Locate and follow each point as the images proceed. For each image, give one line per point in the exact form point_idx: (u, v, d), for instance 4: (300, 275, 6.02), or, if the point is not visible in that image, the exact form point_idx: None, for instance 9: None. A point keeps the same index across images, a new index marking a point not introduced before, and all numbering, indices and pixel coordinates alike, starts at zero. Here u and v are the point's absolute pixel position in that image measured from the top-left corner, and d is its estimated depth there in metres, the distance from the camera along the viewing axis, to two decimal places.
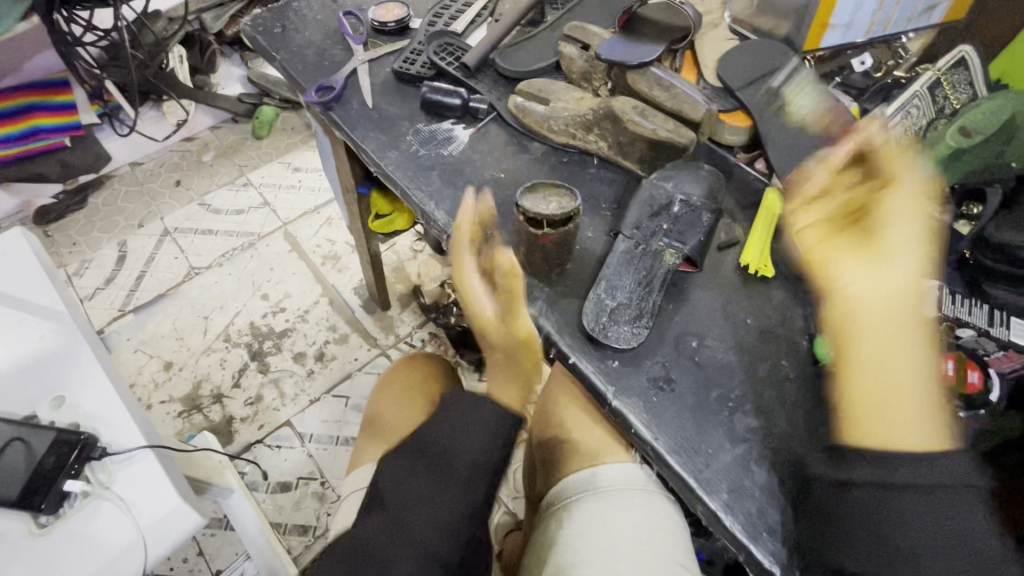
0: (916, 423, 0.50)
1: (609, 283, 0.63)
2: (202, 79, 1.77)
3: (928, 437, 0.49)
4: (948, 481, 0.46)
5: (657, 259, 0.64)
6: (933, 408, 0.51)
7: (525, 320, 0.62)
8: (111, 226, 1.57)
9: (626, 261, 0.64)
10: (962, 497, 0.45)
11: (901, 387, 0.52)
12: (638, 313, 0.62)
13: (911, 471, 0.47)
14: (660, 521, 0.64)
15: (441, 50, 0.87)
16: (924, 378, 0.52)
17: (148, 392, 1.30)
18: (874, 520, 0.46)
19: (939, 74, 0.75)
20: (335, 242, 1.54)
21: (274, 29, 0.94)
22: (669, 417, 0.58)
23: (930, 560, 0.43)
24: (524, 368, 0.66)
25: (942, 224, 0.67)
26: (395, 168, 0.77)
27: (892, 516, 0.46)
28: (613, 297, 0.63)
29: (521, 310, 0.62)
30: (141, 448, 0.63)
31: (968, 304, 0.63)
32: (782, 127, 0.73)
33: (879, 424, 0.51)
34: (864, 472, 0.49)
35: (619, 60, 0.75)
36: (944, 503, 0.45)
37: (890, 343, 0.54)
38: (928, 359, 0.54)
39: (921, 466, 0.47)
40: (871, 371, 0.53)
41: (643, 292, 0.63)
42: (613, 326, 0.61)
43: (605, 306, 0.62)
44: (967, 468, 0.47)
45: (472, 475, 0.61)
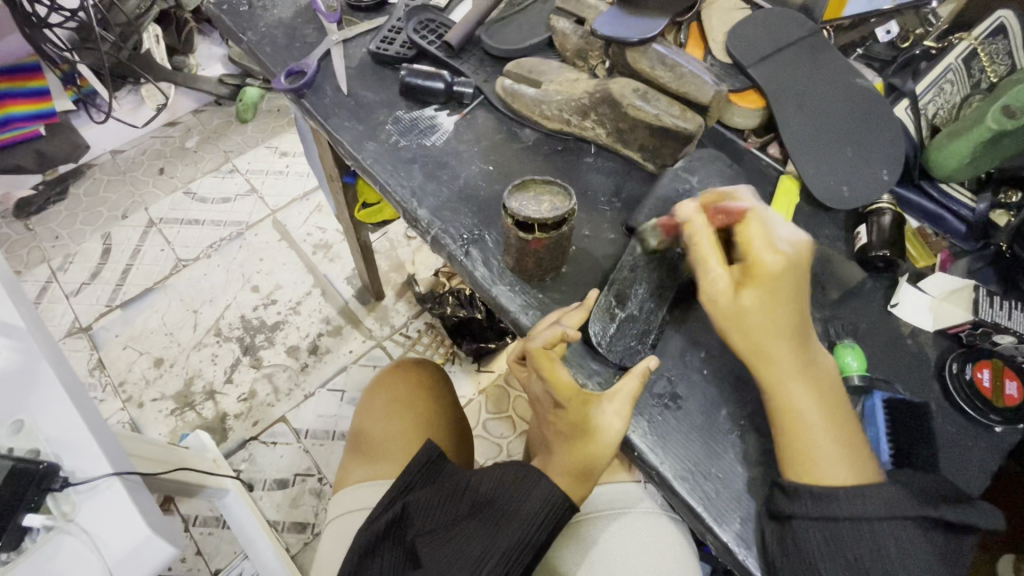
0: (824, 460, 0.47)
1: (620, 289, 0.57)
2: (181, 60, 1.66)
3: (840, 474, 0.47)
4: (875, 514, 0.45)
5: (673, 266, 0.57)
6: (841, 443, 0.48)
7: (567, 383, 0.51)
8: (94, 217, 1.50)
9: (633, 269, 0.58)
10: (885, 533, 0.44)
11: (798, 431, 0.48)
12: (644, 326, 0.57)
13: (840, 505, 0.45)
14: (665, 548, 0.60)
15: (422, 27, 0.79)
16: (825, 431, 0.48)
17: (139, 390, 1.25)
18: (806, 557, 0.45)
19: (975, 44, 0.68)
20: (326, 230, 1.48)
21: (239, 7, 0.86)
22: (676, 438, 0.53)
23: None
24: (592, 442, 0.51)
25: (976, 214, 0.62)
26: (374, 161, 0.71)
27: (820, 551, 0.45)
28: (621, 308, 0.57)
29: (548, 369, 0.51)
30: (107, 475, 0.53)
31: (1007, 306, 0.56)
32: (801, 108, 0.66)
33: (789, 460, 0.48)
34: (796, 506, 0.47)
35: (619, 36, 0.67)
36: (870, 538, 0.45)
37: (779, 384, 0.49)
38: (832, 423, 0.48)
39: (838, 504, 0.45)
40: (772, 409, 0.50)
41: (654, 304, 0.57)
42: (619, 339, 0.56)
43: (614, 316, 0.56)
44: (897, 500, 0.45)
45: (519, 486, 0.53)
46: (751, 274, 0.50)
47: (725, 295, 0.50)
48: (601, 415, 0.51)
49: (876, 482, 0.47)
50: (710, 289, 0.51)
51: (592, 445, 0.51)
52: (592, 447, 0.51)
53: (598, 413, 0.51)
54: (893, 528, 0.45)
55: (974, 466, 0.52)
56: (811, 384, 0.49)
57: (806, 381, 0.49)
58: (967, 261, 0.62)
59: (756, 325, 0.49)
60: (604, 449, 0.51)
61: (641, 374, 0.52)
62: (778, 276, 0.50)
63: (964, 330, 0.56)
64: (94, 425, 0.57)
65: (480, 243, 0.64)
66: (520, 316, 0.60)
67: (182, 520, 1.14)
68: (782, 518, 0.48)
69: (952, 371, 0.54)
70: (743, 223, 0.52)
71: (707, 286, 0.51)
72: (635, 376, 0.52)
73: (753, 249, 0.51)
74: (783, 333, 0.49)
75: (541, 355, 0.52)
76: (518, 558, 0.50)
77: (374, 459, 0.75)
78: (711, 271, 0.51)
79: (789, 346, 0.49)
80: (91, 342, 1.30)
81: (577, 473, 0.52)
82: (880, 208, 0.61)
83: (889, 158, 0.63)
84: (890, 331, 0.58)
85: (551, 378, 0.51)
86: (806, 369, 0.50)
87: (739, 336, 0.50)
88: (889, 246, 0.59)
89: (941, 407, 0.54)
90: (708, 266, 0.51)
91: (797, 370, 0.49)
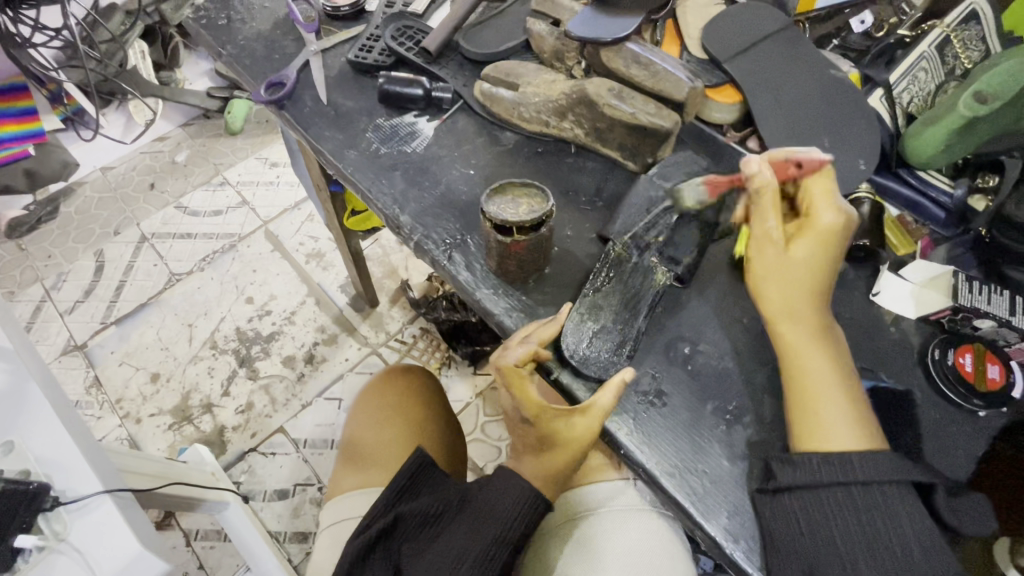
0: (834, 427, 0.48)
1: (592, 302, 0.57)
2: (167, 74, 1.66)
3: (847, 442, 0.47)
4: (881, 480, 0.46)
5: (647, 276, 0.58)
6: (853, 413, 0.49)
7: (537, 400, 0.53)
8: (86, 235, 1.50)
9: (612, 270, 0.58)
10: (889, 500, 0.45)
11: (813, 396, 0.49)
12: (620, 337, 0.56)
13: (851, 470, 0.46)
14: (650, 548, 0.60)
15: (399, 34, 0.79)
16: (835, 394, 0.49)
17: (136, 406, 1.25)
18: (812, 527, 0.46)
19: (947, 31, 0.69)
20: (318, 238, 1.48)
21: (218, 21, 0.86)
22: (662, 435, 0.54)
23: (860, 561, 0.44)
24: (560, 450, 0.54)
25: (954, 200, 0.63)
26: (356, 169, 0.71)
27: (828, 519, 0.46)
28: (595, 320, 0.56)
29: (517, 389, 0.53)
30: (98, 493, 0.53)
31: (987, 291, 0.56)
32: (777, 102, 0.66)
33: (801, 426, 0.49)
34: (801, 475, 0.47)
35: (593, 37, 0.67)
36: (877, 504, 0.45)
37: (801, 344, 0.51)
38: (846, 391, 0.49)
39: (848, 474, 0.46)
40: (786, 373, 0.51)
41: (628, 313, 0.57)
42: (594, 351, 0.55)
43: (588, 325, 0.56)
44: (899, 466, 0.47)
45: (494, 489, 0.54)
46: (808, 228, 0.52)
47: (779, 248, 0.52)
48: (571, 428, 0.52)
49: (881, 449, 0.48)
50: (763, 242, 0.53)
51: (561, 454, 0.54)
52: (559, 457, 0.54)
53: (567, 425, 0.53)
54: (897, 495, 0.46)
55: (960, 452, 0.52)
56: (827, 349, 0.51)
57: (826, 346, 0.51)
58: (948, 247, 0.62)
59: (794, 280, 0.52)
60: (574, 455, 0.54)
61: (618, 387, 0.52)
62: (830, 235, 0.52)
63: (945, 316, 0.56)
64: (83, 443, 0.57)
65: (463, 247, 0.65)
66: (504, 319, 0.60)
67: (184, 535, 1.14)
68: (781, 491, 0.48)
69: (935, 358, 0.54)
70: (816, 177, 0.53)
71: (761, 238, 0.53)
72: (611, 390, 0.52)
73: (812, 207, 0.53)
74: (807, 295, 0.52)
75: (513, 373, 0.53)
76: (494, 558, 0.51)
77: (365, 467, 0.75)
78: (768, 224, 0.52)
79: (811, 309, 0.52)
80: (87, 360, 1.30)
81: (550, 479, 0.55)
82: (859, 197, 0.61)
83: (868, 149, 0.63)
84: (873, 320, 0.58)
85: (521, 395, 0.53)
86: (822, 334, 0.51)
87: (775, 289, 0.52)
88: (868, 237, 0.61)
89: (926, 394, 0.54)
90: (766, 218, 0.53)
91: (816, 330, 0.51)
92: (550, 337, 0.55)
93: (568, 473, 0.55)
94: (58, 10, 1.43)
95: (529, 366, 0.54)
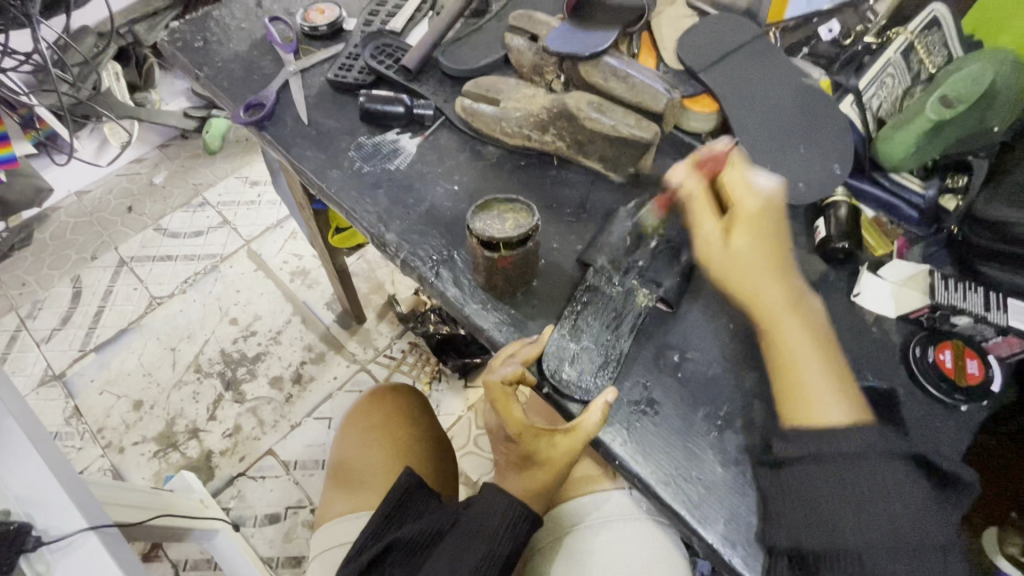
0: (822, 400, 0.50)
1: (572, 326, 0.57)
2: (142, 96, 1.62)
3: (838, 414, 0.50)
4: (869, 449, 0.48)
5: (628, 299, 0.59)
6: (837, 384, 0.51)
7: (523, 419, 0.53)
8: (62, 261, 1.46)
9: (589, 295, 0.59)
10: (880, 468, 0.47)
11: (796, 371, 0.52)
12: (604, 356, 0.57)
13: (837, 443, 0.48)
14: (648, 557, 0.60)
15: (378, 52, 0.80)
16: (815, 365, 0.52)
17: (119, 435, 1.22)
18: (804, 499, 0.48)
19: (911, 38, 0.72)
20: (303, 256, 1.46)
21: (194, 43, 0.86)
22: (657, 444, 0.54)
23: (848, 528, 0.46)
24: (543, 468, 0.54)
25: (926, 200, 0.64)
26: (339, 189, 0.71)
27: (818, 487, 0.48)
28: (577, 341, 0.57)
29: (501, 408, 0.52)
30: (83, 530, 0.53)
31: (963, 288, 0.57)
32: (752, 112, 0.68)
33: (789, 405, 0.51)
34: (792, 451, 0.50)
35: (572, 52, 0.68)
36: (869, 470, 0.47)
37: (773, 319, 0.54)
38: (827, 363, 0.52)
39: (834, 440, 0.49)
40: (770, 349, 0.54)
41: (610, 335, 0.57)
42: (577, 373, 0.55)
43: (568, 348, 0.56)
44: (887, 438, 0.48)
45: (483, 507, 0.54)
46: (738, 218, 0.56)
47: (719, 242, 0.56)
48: (552, 447, 0.53)
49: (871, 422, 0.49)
50: (705, 244, 0.57)
51: (546, 471, 0.54)
52: (544, 473, 0.54)
53: (550, 445, 0.53)
54: (886, 465, 0.47)
55: (946, 447, 0.53)
56: (798, 316, 0.54)
57: (796, 322, 0.53)
58: (923, 246, 0.64)
59: (747, 266, 0.55)
60: (557, 473, 0.54)
61: (603, 408, 0.52)
62: (759, 215, 0.56)
63: (924, 314, 0.58)
64: (66, 479, 0.56)
65: (450, 263, 0.65)
66: (494, 334, 0.60)
67: (172, 566, 1.11)
68: (779, 465, 0.50)
69: (916, 355, 0.56)
70: (727, 169, 0.58)
71: (702, 241, 0.57)
72: (597, 411, 0.52)
73: (736, 195, 0.57)
74: (767, 271, 0.55)
75: (499, 390, 0.52)
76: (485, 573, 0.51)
77: (353, 490, 0.74)
78: (706, 222, 0.57)
79: (775, 284, 0.55)
80: (66, 390, 1.27)
81: (535, 497, 0.55)
82: (836, 201, 0.64)
83: (844, 153, 0.65)
84: (855, 320, 0.60)
85: (506, 414, 0.52)
86: (795, 306, 0.54)
87: (734, 278, 0.55)
88: (847, 238, 0.62)
89: (910, 392, 0.56)
90: (701, 220, 0.57)
91: (781, 304, 0.54)
92: (533, 358, 0.55)
93: (552, 490, 0.56)
94: (28, 34, 1.41)
95: (518, 385, 0.53)
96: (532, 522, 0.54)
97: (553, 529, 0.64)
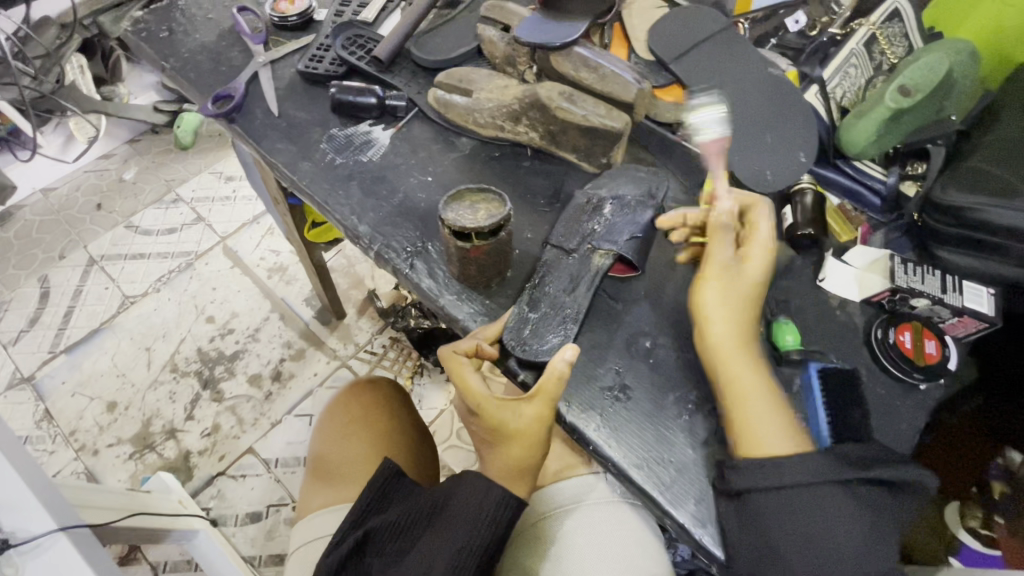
0: (772, 434, 0.50)
1: (531, 297, 0.58)
2: (109, 89, 1.58)
3: (784, 444, 0.49)
4: (814, 480, 0.47)
5: (585, 262, 0.59)
6: (786, 427, 0.50)
7: (478, 390, 0.54)
8: (28, 260, 1.42)
9: (550, 267, 0.60)
10: (825, 500, 0.46)
11: (750, 399, 0.51)
12: (562, 317, 0.58)
13: (784, 474, 0.47)
14: (625, 537, 0.61)
15: (350, 44, 0.79)
16: (769, 412, 0.51)
17: (92, 438, 1.19)
18: (756, 528, 0.47)
19: (873, 29, 0.73)
20: (279, 252, 1.44)
21: (159, 34, 0.84)
22: (629, 428, 0.55)
23: (799, 563, 0.46)
24: (510, 439, 0.54)
25: (887, 187, 0.67)
26: (311, 181, 0.70)
27: (770, 524, 0.47)
28: (535, 310, 0.58)
29: (456, 380, 0.54)
30: (51, 532, 0.52)
31: (921, 272, 0.59)
32: (720, 101, 0.69)
33: (739, 436, 0.51)
34: (742, 481, 0.48)
35: (542, 42, 0.68)
36: (817, 500, 0.46)
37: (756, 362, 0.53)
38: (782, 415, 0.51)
39: (783, 473, 0.48)
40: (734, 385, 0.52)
41: (569, 298, 0.58)
42: (537, 340, 0.56)
43: (527, 319, 0.57)
44: (833, 468, 0.47)
45: (467, 497, 0.54)
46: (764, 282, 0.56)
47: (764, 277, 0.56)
48: (516, 415, 0.53)
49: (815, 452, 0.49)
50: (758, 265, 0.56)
51: (515, 443, 0.54)
52: (512, 445, 0.54)
53: (514, 414, 0.53)
54: (833, 494, 0.47)
55: (904, 424, 0.55)
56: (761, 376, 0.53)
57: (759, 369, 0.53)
58: (884, 232, 0.66)
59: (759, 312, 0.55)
60: (525, 444, 0.54)
61: (560, 370, 0.51)
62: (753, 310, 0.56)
63: (885, 297, 0.60)
64: (32, 480, 0.55)
65: (424, 254, 0.65)
66: (468, 324, 0.61)
67: (151, 569, 1.09)
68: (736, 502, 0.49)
69: (878, 337, 0.58)
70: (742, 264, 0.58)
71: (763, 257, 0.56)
72: (552, 374, 0.52)
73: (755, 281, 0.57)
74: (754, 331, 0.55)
75: (452, 361, 0.55)
76: (464, 563, 0.51)
77: (334, 482, 0.74)
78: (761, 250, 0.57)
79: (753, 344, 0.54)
80: (36, 393, 1.24)
81: (511, 473, 0.55)
82: (802, 189, 0.65)
83: (810, 140, 0.66)
84: (821, 304, 0.61)
85: (459, 384, 0.54)
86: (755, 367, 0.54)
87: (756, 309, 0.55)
88: (813, 224, 0.63)
89: (872, 374, 0.58)
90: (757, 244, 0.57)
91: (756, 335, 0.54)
92: (494, 335, 0.57)
93: (529, 465, 0.55)
94: None
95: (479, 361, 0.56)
96: (514, 510, 0.54)
97: (547, 505, 0.65)
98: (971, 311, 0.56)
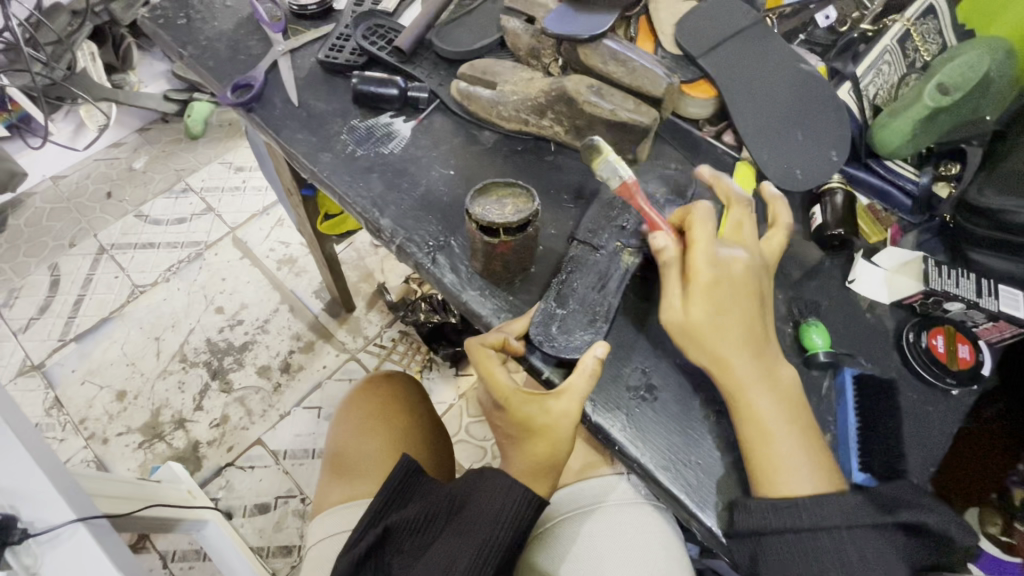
0: (793, 472, 0.49)
1: (559, 291, 0.57)
2: (121, 77, 1.57)
3: (805, 483, 0.48)
4: (837, 523, 0.47)
5: (614, 259, 0.59)
6: (806, 455, 0.49)
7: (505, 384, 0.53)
8: (39, 248, 1.42)
9: (578, 262, 0.59)
10: (843, 540, 0.46)
11: (766, 432, 0.50)
12: (591, 314, 0.57)
13: (800, 517, 0.47)
14: (648, 540, 0.61)
15: (370, 33, 0.77)
16: (784, 440, 0.49)
17: (102, 426, 1.19)
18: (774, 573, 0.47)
19: (908, 25, 0.72)
20: (289, 243, 1.43)
21: (177, 20, 0.83)
22: (656, 429, 0.54)
23: None
24: (538, 437, 0.53)
25: (920, 188, 0.65)
26: (331, 173, 0.69)
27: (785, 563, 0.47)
28: (563, 306, 0.57)
29: (484, 374, 0.53)
30: (70, 523, 0.52)
31: (955, 275, 0.58)
32: (749, 98, 0.68)
33: (759, 476, 0.49)
34: (758, 519, 0.48)
35: (571, 33, 0.67)
36: (830, 548, 0.46)
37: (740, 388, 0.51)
38: (797, 431, 0.50)
39: (799, 515, 0.47)
40: (744, 424, 0.51)
41: (597, 295, 0.57)
42: (565, 337, 0.55)
43: (555, 313, 0.56)
44: (852, 510, 0.47)
45: (491, 496, 0.53)
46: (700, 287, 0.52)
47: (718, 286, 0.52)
48: (546, 411, 0.52)
49: (837, 491, 0.48)
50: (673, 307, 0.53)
51: (541, 441, 0.53)
52: (537, 443, 0.53)
53: (543, 411, 0.52)
54: (856, 535, 0.46)
55: (935, 430, 0.54)
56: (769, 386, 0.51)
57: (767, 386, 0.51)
58: (916, 233, 0.65)
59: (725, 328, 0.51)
60: (552, 442, 0.53)
61: (590, 369, 0.52)
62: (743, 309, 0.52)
63: (917, 300, 0.58)
64: (50, 469, 0.54)
65: (446, 249, 0.64)
66: (492, 320, 0.60)
67: (160, 558, 1.09)
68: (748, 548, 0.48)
69: (909, 341, 0.57)
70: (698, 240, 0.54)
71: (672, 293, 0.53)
72: (583, 373, 0.52)
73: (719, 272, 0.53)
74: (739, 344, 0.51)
75: (480, 353, 0.54)
76: (486, 562, 0.51)
77: (352, 478, 0.74)
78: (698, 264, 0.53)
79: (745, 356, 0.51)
80: (46, 380, 1.24)
81: (536, 473, 0.54)
82: (831, 188, 0.64)
83: (842, 139, 0.65)
84: (850, 306, 0.60)
85: (488, 378, 0.53)
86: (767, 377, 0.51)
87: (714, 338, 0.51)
88: (843, 225, 0.62)
89: (903, 378, 0.57)
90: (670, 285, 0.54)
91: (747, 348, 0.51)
92: (521, 331, 0.56)
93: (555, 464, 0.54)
94: None
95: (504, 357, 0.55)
96: (536, 509, 0.54)
97: (570, 502, 0.65)
98: (1007, 317, 0.55)
